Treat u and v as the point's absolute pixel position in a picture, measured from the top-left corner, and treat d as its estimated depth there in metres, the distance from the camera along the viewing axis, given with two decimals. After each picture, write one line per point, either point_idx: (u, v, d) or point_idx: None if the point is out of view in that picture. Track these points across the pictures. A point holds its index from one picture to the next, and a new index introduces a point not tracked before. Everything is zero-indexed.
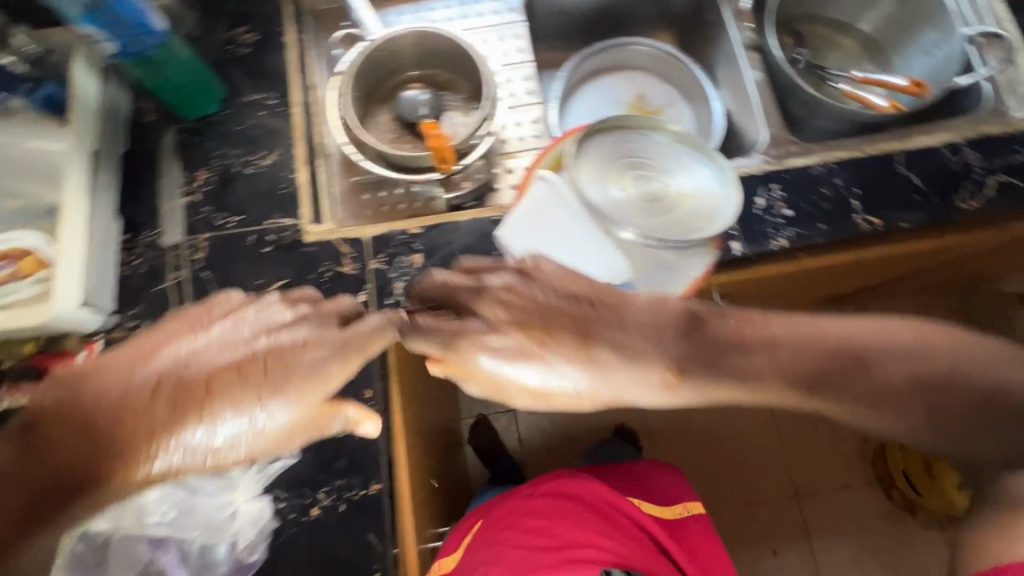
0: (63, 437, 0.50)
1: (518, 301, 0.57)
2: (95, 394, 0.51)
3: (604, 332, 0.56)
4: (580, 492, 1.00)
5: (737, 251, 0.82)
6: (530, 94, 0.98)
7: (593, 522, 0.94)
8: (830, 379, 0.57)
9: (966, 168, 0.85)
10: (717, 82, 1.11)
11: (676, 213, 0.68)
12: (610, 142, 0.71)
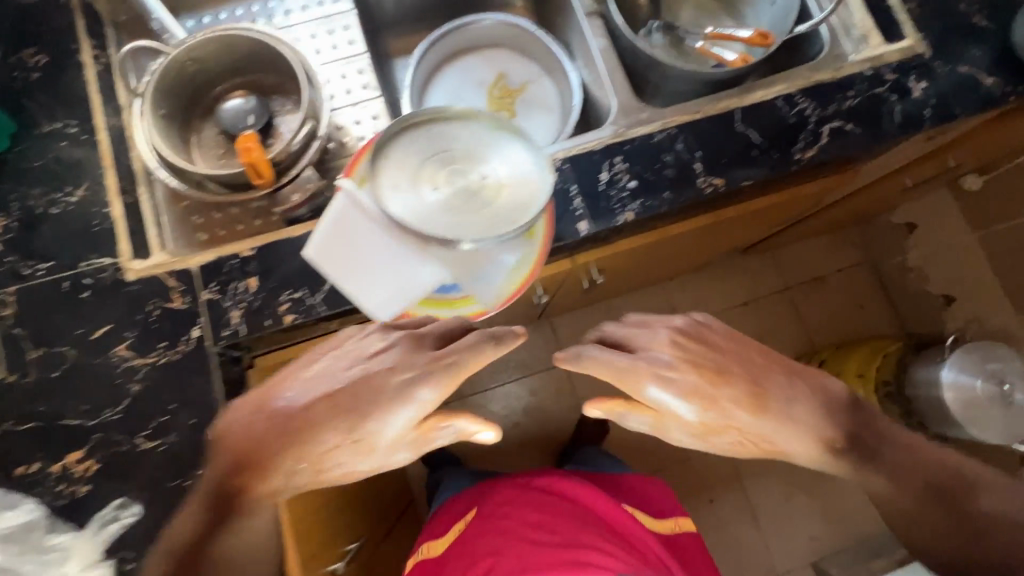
0: (219, 494, 0.63)
1: (719, 365, 0.72)
2: (235, 447, 0.63)
3: (736, 395, 0.71)
4: (578, 494, 1.02)
5: (583, 230, 0.81)
6: (368, 87, 0.92)
7: (595, 522, 0.96)
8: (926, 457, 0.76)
9: (801, 119, 0.86)
10: (572, 51, 1.08)
11: (491, 203, 0.64)
12: (420, 134, 0.67)
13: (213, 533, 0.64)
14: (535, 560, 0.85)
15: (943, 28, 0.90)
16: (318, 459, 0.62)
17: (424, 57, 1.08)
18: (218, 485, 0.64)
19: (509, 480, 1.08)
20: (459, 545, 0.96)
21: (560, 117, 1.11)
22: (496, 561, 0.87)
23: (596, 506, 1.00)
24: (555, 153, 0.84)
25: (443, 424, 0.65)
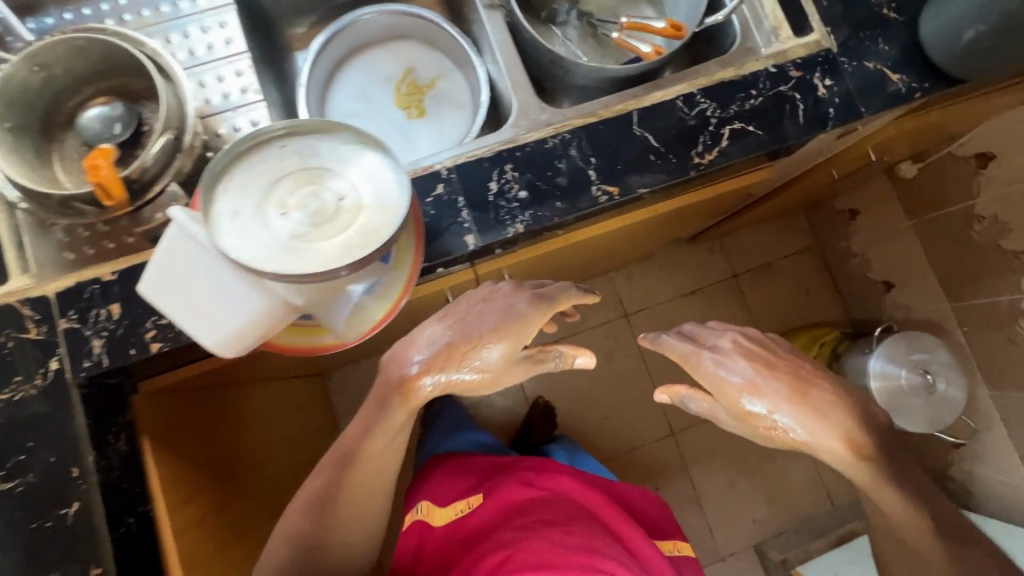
0: (375, 418, 0.79)
1: (771, 351, 0.87)
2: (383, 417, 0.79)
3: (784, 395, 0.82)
4: (586, 496, 1.07)
5: (472, 244, 0.77)
6: (248, 92, 0.87)
7: (598, 526, 1.00)
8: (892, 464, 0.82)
9: (701, 121, 0.82)
10: (479, 45, 1.02)
11: (346, 227, 0.61)
12: (276, 152, 0.64)
13: (358, 473, 0.83)
14: (549, 547, 0.89)
15: (849, 22, 0.87)
16: (450, 381, 0.77)
17: (321, 53, 1.01)
18: (375, 420, 0.79)
19: (522, 467, 1.12)
20: (481, 522, 1.03)
21: (471, 114, 1.06)
22: (514, 541, 0.92)
23: (604, 514, 1.05)
24: (441, 162, 0.79)
25: (546, 347, 0.82)
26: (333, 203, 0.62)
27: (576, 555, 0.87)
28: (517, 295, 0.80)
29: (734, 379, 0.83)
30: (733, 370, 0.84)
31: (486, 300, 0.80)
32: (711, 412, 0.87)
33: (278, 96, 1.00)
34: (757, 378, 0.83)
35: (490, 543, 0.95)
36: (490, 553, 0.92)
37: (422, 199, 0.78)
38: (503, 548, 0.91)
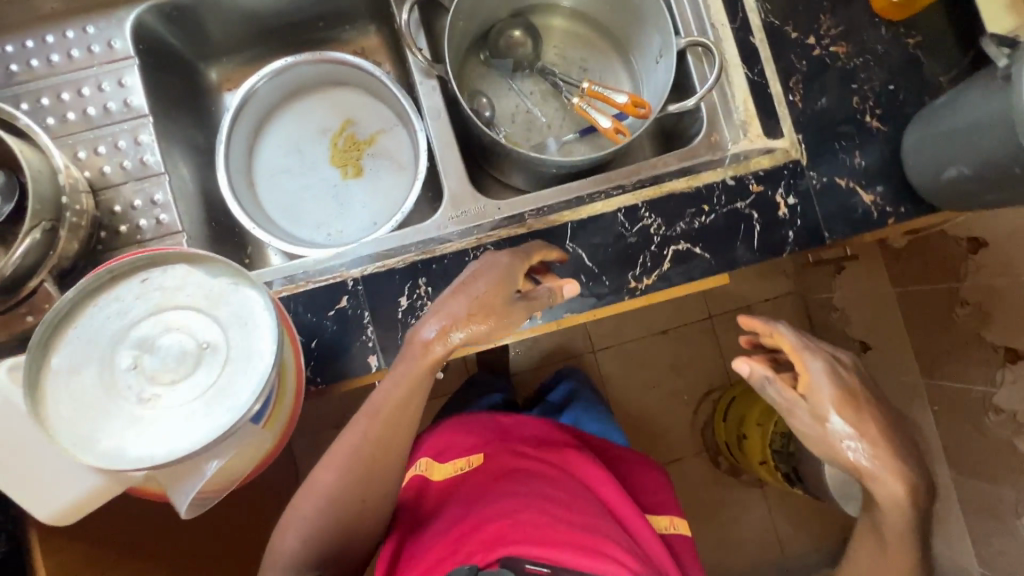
0: (410, 388, 0.65)
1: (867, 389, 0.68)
2: (418, 394, 0.66)
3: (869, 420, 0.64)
4: (584, 471, 0.81)
5: (374, 366, 0.70)
6: (150, 164, 0.78)
7: (591, 501, 0.73)
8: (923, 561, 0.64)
9: (643, 239, 0.73)
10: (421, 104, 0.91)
11: (203, 384, 0.55)
12: (133, 286, 0.57)
13: (382, 425, 0.67)
14: (542, 516, 0.64)
15: (823, 130, 0.76)
16: (455, 332, 0.64)
17: (245, 107, 0.91)
18: (407, 397, 0.65)
19: (525, 434, 0.89)
20: (469, 483, 0.78)
21: (411, 179, 0.96)
22: (504, 506, 0.67)
23: (601, 491, 0.79)
24: (347, 272, 0.72)
25: (533, 286, 0.69)
26: (193, 352, 0.56)
27: (578, 530, 0.63)
28: (522, 258, 0.67)
29: (819, 385, 0.66)
30: (831, 384, 0.66)
31: (485, 265, 0.67)
32: (789, 406, 0.68)
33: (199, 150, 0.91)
34: (848, 389, 0.66)
35: (478, 503, 0.70)
36: (476, 520, 0.66)
37: (323, 313, 0.71)
38: (485, 515, 0.66)
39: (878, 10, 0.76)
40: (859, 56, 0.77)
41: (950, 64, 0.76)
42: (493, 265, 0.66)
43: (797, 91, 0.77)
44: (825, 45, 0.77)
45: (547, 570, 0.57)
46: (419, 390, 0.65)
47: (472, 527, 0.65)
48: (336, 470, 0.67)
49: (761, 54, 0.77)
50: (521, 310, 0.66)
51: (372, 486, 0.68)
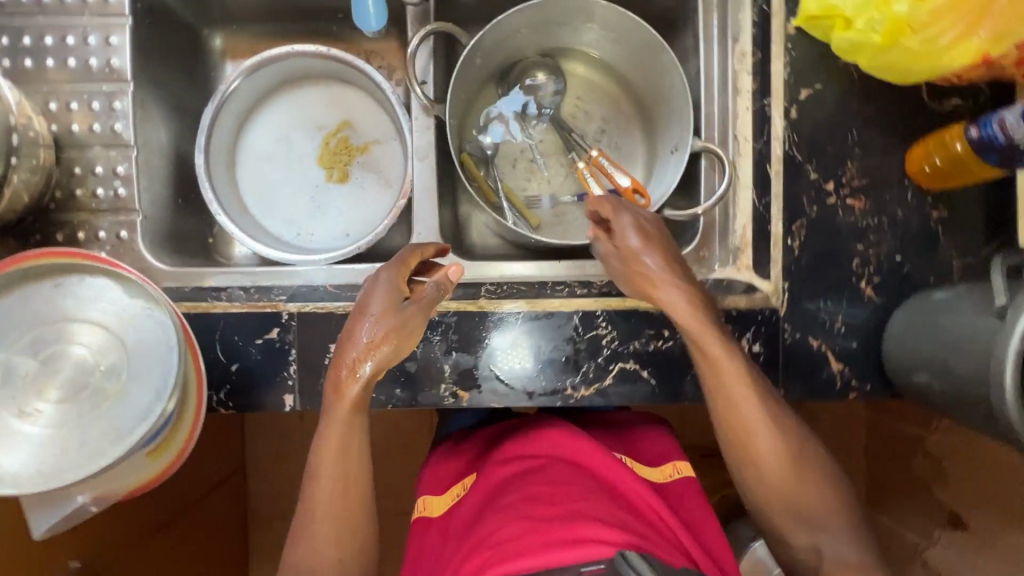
0: (346, 439, 0.61)
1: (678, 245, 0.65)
2: (357, 437, 0.62)
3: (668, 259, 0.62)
4: (567, 447, 0.67)
5: (289, 405, 0.69)
6: (120, 134, 0.75)
7: (585, 487, 0.60)
8: (750, 428, 0.62)
9: (592, 348, 0.70)
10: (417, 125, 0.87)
11: (90, 410, 0.54)
12: (45, 289, 0.55)
13: (330, 480, 0.62)
14: (525, 524, 0.53)
15: (813, 284, 0.71)
16: (353, 347, 0.59)
17: (240, 87, 0.87)
18: (344, 442, 0.62)
19: (511, 429, 0.75)
20: (461, 509, 0.65)
21: (393, 200, 0.92)
22: (493, 526, 0.56)
23: (592, 465, 0.64)
24: (285, 305, 0.70)
25: (422, 287, 0.62)
26: (91, 373, 0.55)
27: (558, 523, 0.53)
28: (394, 265, 0.63)
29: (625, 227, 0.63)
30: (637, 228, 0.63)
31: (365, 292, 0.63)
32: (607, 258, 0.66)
33: (186, 119, 0.87)
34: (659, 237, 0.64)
35: (470, 535, 0.58)
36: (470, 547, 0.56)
37: (250, 339, 0.69)
38: (473, 551, 0.54)
39: (910, 171, 0.70)
40: (875, 216, 0.71)
41: (967, 248, 0.71)
42: (375, 289, 0.61)
43: (798, 236, 0.71)
44: (842, 195, 0.71)
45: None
46: (352, 435, 0.62)
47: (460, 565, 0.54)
48: (306, 556, 0.61)
49: (773, 186, 0.72)
50: (420, 312, 0.61)
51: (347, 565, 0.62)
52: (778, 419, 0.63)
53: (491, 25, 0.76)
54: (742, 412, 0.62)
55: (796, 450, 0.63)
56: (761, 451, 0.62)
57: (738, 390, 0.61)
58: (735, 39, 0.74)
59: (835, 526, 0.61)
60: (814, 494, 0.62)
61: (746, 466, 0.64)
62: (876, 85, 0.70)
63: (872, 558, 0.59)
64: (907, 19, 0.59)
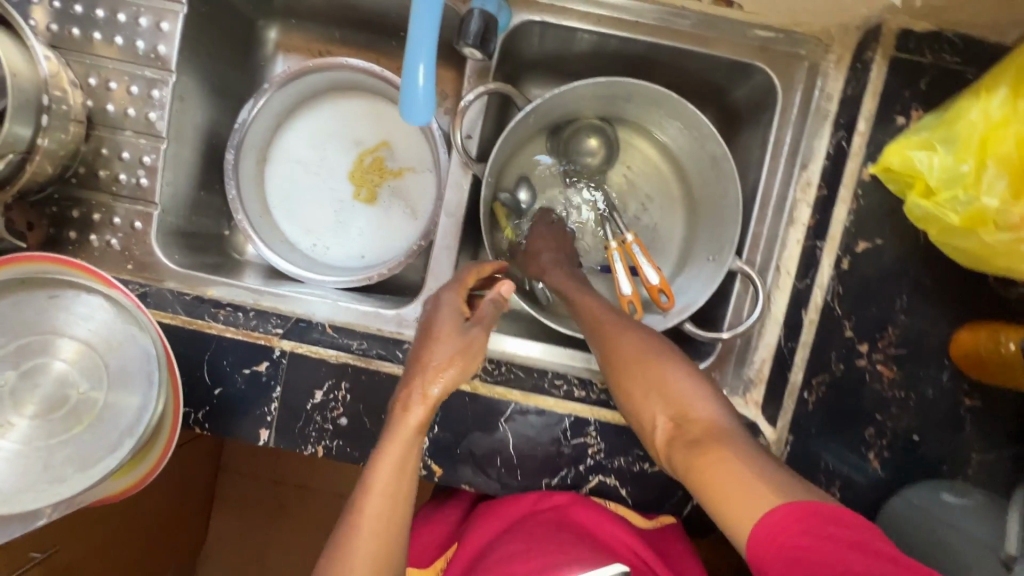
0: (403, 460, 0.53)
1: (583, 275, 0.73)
2: (413, 457, 0.53)
3: (548, 258, 0.75)
4: (544, 504, 0.65)
5: (262, 441, 0.68)
6: (153, 123, 0.73)
7: (567, 545, 0.58)
8: (615, 337, 0.59)
9: (576, 454, 0.68)
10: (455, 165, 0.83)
11: (62, 431, 0.54)
12: (40, 300, 0.55)
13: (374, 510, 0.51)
14: None
15: (818, 442, 0.68)
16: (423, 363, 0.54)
17: (284, 88, 0.84)
18: (401, 466, 0.53)
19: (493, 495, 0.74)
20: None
21: (416, 235, 0.89)
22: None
23: (574, 521, 0.63)
24: (279, 340, 0.68)
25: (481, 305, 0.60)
26: (71, 392, 0.55)
27: None
28: (455, 287, 0.63)
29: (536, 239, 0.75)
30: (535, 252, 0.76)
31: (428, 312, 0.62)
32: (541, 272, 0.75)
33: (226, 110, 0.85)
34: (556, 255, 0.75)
35: None
36: None
37: (238, 367, 0.68)
38: None
39: (954, 353, 0.65)
40: (903, 389, 0.66)
41: (994, 445, 0.65)
42: (439, 311, 0.60)
43: (815, 391, 0.68)
44: (874, 359, 0.66)
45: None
46: (410, 456, 0.53)
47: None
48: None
49: (803, 333, 0.69)
50: (483, 330, 0.58)
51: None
52: (630, 324, 0.61)
53: (553, 91, 0.72)
54: (589, 311, 0.64)
55: (646, 341, 0.58)
56: (627, 354, 0.57)
57: (605, 321, 0.62)
58: (805, 165, 0.71)
59: (687, 393, 0.52)
60: (677, 378, 0.54)
61: (605, 366, 0.60)
62: (941, 255, 0.64)
63: (738, 432, 0.49)
64: (993, 213, 0.54)
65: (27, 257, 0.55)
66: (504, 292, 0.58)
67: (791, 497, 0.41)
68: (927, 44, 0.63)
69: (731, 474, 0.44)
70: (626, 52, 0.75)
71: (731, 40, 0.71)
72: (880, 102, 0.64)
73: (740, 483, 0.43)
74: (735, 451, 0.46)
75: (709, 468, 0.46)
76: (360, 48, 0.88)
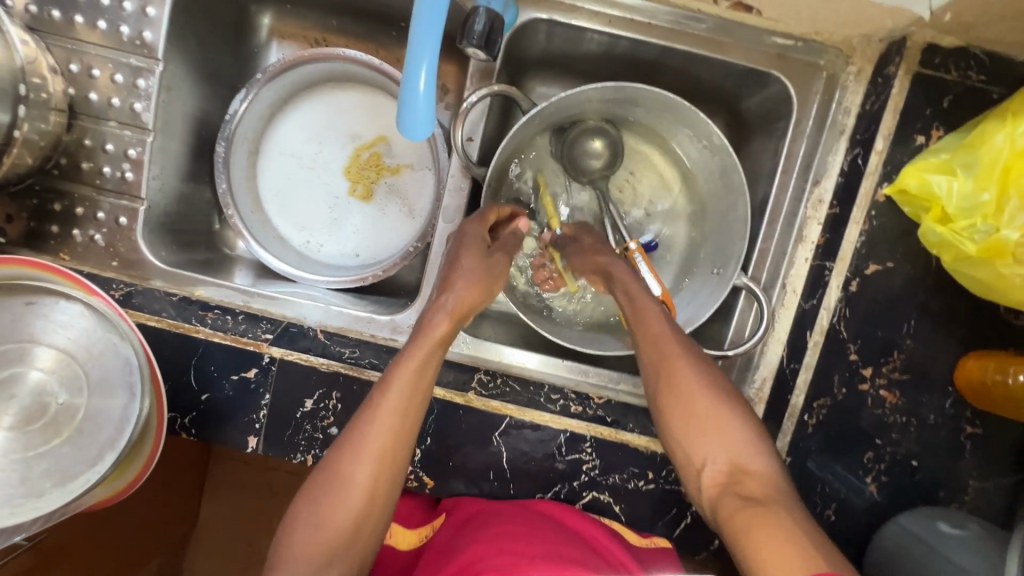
0: (420, 368, 0.55)
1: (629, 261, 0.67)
2: (431, 369, 0.56)
3: (590, 248, 0.68)
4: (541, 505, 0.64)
5: (250, 448, 0.66)
6: (139, 114, 0.70)
7: (562, 540, 0.58)
8: (669, 357, 0.57)
9: (570, 470, 0.67)
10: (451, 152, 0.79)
11: (40, 443, 0.52)
12: (17, 306, 0.53)
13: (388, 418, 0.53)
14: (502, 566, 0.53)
15: (816, 464, 0.67)
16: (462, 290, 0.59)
17: (277, 78, 0.80)
18: (418, 377, 0.55)
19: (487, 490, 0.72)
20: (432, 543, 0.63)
21: (414, 235, 0.86)
22: (472, 556, 0.56)
23: (568, 521, 0.62)
24: (268, 347, 0.66)
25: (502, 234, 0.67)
26: (49, 402, 0.53)
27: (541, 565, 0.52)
28: (478, 219, 0.64)
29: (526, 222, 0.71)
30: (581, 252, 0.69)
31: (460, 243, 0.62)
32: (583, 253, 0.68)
33: (217, 99, 0.81)
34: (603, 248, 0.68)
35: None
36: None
37: (226, 373, 0.66)
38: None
39: (958, 381, 0.64)
40: (905, 414, 0.65)
41: (992, 473, 0.65)
42: (464, 242, 0.62)
43: (816, 413, 0.67)
44: (877, 384, 0.65)
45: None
46: (428, 368, 0.56)
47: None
48: (321, 498, 0.51)
49: (807, 355, 0.67)
50: (503, 258, 0.63)
51: (363, 518, 0.52)
52: (694, 355, 0.57)
53: (560, 94, 0.68)
54: (650, 329, 0.59)
55: (710, 381, 0.56)
56: (680, 383, 0.56)
57: (662, 335, 0.58)
58: (817, 181, 0.69)
59: (746, 447, 0.52)
60: (738, 430, 0.53)
61: (660, 395, 0.57)
62: (952, 281, 0.62)
63: (790, 493, 0.49)
64: (1013, 245, 0.52)
65: (1, 260, 0.52)
66: (521, 228, 0.68)
67: (834, 565, 0.41)
68: (952, 60, 0.60)
69: (776, 534, 0.44)
70: (637, 55, 0.72)
71: (746, 46, 0.68)
72: (900, 119, 0.61)
73: (784, 543, 0.43)
74: (790, 518, 0.45)
75: (754, 524, 0.46)
76: (358, 37, 0.84)
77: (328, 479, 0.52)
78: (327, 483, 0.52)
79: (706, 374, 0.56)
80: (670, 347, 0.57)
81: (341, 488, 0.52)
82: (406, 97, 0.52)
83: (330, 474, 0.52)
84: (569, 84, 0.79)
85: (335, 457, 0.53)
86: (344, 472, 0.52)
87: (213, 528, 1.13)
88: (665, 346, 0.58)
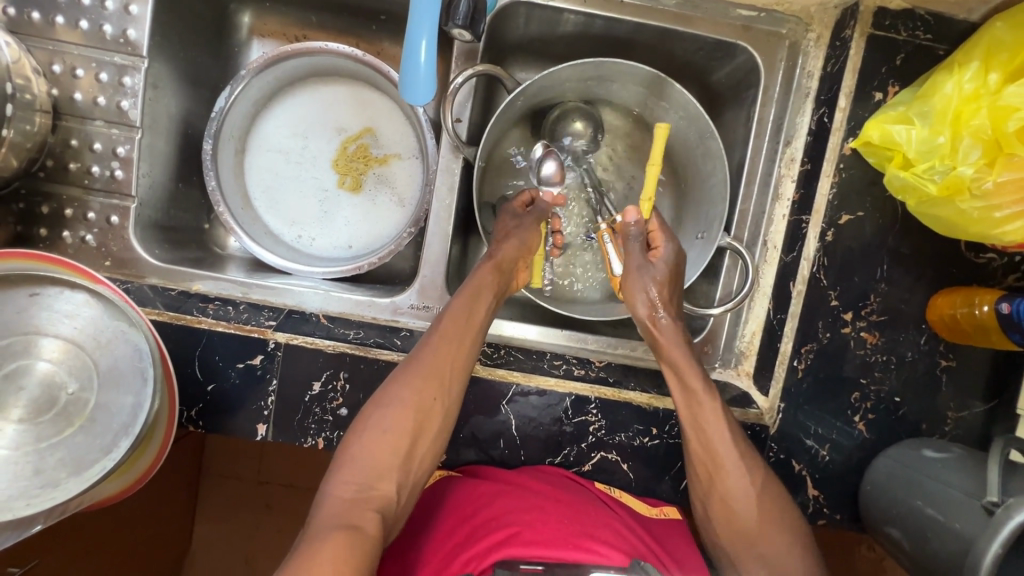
0: (471, 307, 0.64)
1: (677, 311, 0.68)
2: (482, 311, 0.65)
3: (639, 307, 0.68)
4: (557, 474, 0.66)
5: (259, 435, 0.66)
6: (126, 112, 0.70)
7: (585, 502, 0.62)
8: (719, 470, 0.61)
9: (577, 432, 0.69)
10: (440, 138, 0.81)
11: (53, 433, 0.54)
12: (21, 298, 0.55)
13: (446, 350, 0.61)
14: (542, 533, 0.56)
15: (808, 407, 0.71)
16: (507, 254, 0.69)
17: (259, 76, 0.81)
18: (469, 316, 0.63)
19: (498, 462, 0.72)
20: (450, 503, 0.63)
21: (406, 224, 0.87)
22: (510, 535, 0.56)
23: (588, 485, 0.66)
24: (273, 333, 0.67)
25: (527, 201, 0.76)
26: (60, 393, 0.55)
27: (583, 532, 0.56)
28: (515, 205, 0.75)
29: (529, 225, 0.72)
30: (638, 277, 0.68)
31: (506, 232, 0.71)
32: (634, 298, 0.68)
33: (202, 98, 0.81)
34: (664, 306, 0.67)
35: (480, 534, 0.57)
36: (487, 540, 0.56)
37: (231, 362, 0.66)
38: (495, 545, 0.55)
39: (930, 317, 0.68)
40: (885, 353, 0.70)
41: (967, 402, 0.69)
42: (506, 221, 0.72)
43: (805, 358, 0.70)
44: (858, 326, 0.69)
45: (541, 568, 0.52)
46: (476, 311, 0.64)
47: (470, 560, 0.55)
48: (382, 419, 0.58)
49: (792, 304, 0.71)
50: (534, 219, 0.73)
51: (420, 435, 0.58)
52: (753, 468, 0.61)
53: (542, 74, 0.71)
54: (710, 440, 0.62)
55: (767, 496, 0.61)
56: (732, 496, 0.61)
57: (719, 449, 0.61)
58: (789, 142, 0.73)
59: (792, 560, 0.58)
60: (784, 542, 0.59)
61: (711, 501, 0.62)
62: (917, 226, 0.67)
63: None
64: (969, 182, 0.56)
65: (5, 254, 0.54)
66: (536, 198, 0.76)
67: None
68: (901, 22, 0.65)
69: None
70: (612, 33, 0.76)
71: (714, 20, 0.72)
72: (859, 78, 0.66)
73: None
74: None
75: None
76: (339, 32, 0.86)
77: (394, 390, 0.59)
78: (392, 397, 0.59)
79: (761, 485, 0.61)
80: (727, 458, 0.61)
81: (402, 398, 0.59)
82: (408, 69, 0.59)
83: (395, 388, 0.59)
84: (548, 66, 0.82)
85: (401, 372, 0.61)
86: (408, 385, 0.59)
87: (209, 548, 1.10)
88: (726, 460, 0.61)
